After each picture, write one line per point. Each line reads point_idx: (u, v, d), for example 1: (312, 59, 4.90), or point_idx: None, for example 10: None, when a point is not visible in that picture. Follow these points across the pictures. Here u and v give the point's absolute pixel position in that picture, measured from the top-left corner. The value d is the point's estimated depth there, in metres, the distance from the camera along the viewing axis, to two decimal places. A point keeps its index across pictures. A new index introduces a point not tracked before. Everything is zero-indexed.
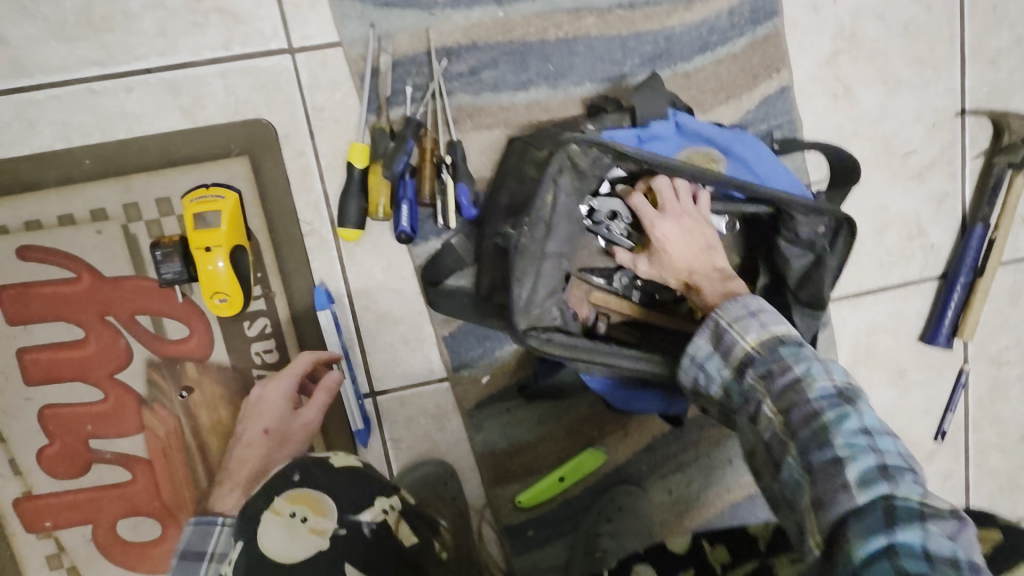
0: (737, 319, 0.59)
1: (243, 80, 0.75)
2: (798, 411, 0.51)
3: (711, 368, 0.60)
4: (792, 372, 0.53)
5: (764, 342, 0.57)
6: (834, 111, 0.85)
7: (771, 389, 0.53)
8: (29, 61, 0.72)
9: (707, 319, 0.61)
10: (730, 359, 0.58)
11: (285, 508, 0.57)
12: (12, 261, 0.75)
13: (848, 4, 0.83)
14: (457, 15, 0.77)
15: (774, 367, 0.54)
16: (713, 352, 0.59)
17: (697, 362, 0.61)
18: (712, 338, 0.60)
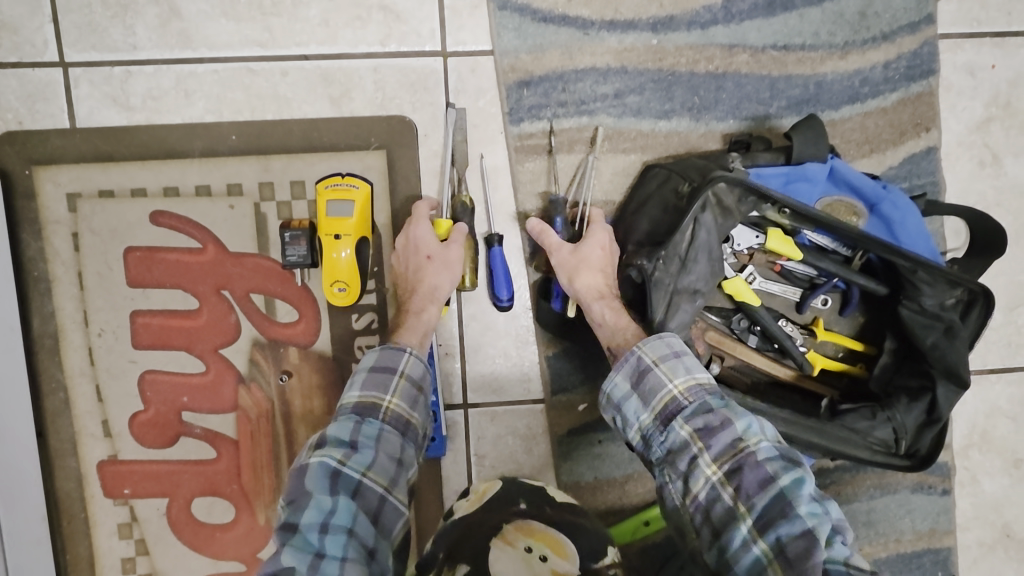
0: (662, 360, 0.63)
1: (394, 77, 0.76)
2: (728, 461, 0.57)
3: (629, 410, 0.65)
4: (731, 425, 0.58)
5: (691, 386, 0.62)
6: (979, 179, 0.82)
7: (708, 442, 0.58)
8: (197, 35, 0.74)
9: (631, 356, 0.65)
10: (654, 404, 0.63)
11: (519, 542, 0.60)
12: (144, 224, 0.76)
13: (1007, 72, 0.81)
14: (611, 38, 0.77)
15: (711, 417, 0.59)
16: (630, 393, 0.64)
17: (617, 404, 0.65)
18: (635, 379, 0.64)
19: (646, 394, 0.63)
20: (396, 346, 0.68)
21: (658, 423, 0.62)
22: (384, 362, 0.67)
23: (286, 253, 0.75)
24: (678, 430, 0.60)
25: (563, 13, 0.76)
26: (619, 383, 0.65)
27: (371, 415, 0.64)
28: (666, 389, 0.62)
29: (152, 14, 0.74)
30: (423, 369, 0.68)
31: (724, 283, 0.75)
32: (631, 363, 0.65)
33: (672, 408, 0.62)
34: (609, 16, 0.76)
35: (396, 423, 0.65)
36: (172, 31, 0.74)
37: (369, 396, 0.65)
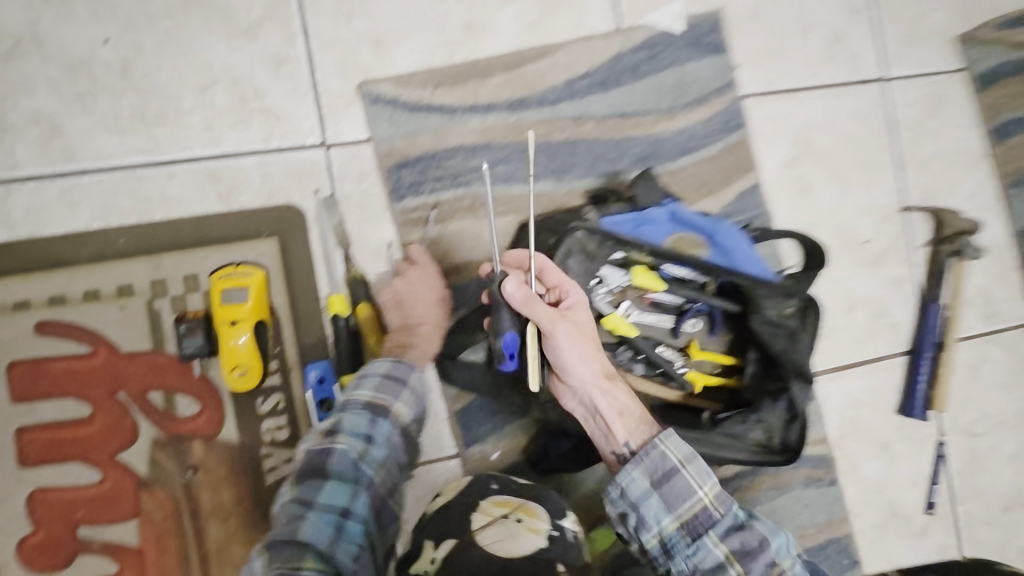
0: (697, 471, 0.67)
1: (280, 171, 0.82)
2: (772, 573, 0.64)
3: (650, 514, 0.67)
4: (767, 538, 0.65)
5: (717, 496, 0.67)
6: (798, 207, 0.99)
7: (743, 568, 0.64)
8: (80, 149, 0.78)
9: (653, 448, 0.69)
10: (678, 516, 0.66)
11: (497, 511, 0.68)
12: (29, 336, 0.75)
13: (801, 120, 0.99)
14: (475, 119, 0.87)
15: (747, 538, 0.65)
16: (650, 492, 0.67)
17: (638, 503, 0.68)
18: (662, 486, 0.67)
19: (672, 500, 0.67)
20: (407, 367, 0.74)
21: (684, 532, 0.66)
22: (399, 375, 0.73)
23: (183, 345, 0.76)
24: (710, 546, 0.65)
25: (429, 102, 0.86)
26: (636, 481, 0.68)
27: (382, 415, 0.70)
28: (697, 496, 0.67)
29: (32, 135, 0.77)
30: (425, 383, 0.76)
31: (602, 320, 0.83)
32: (655, 461, 0.68)
33: (700, 519, 0.66)
34: (470, 101, 0.87)
35: (403, 426, 0.72)
36: (54, 148, 0.77)
37: (383, 402, 0.71)
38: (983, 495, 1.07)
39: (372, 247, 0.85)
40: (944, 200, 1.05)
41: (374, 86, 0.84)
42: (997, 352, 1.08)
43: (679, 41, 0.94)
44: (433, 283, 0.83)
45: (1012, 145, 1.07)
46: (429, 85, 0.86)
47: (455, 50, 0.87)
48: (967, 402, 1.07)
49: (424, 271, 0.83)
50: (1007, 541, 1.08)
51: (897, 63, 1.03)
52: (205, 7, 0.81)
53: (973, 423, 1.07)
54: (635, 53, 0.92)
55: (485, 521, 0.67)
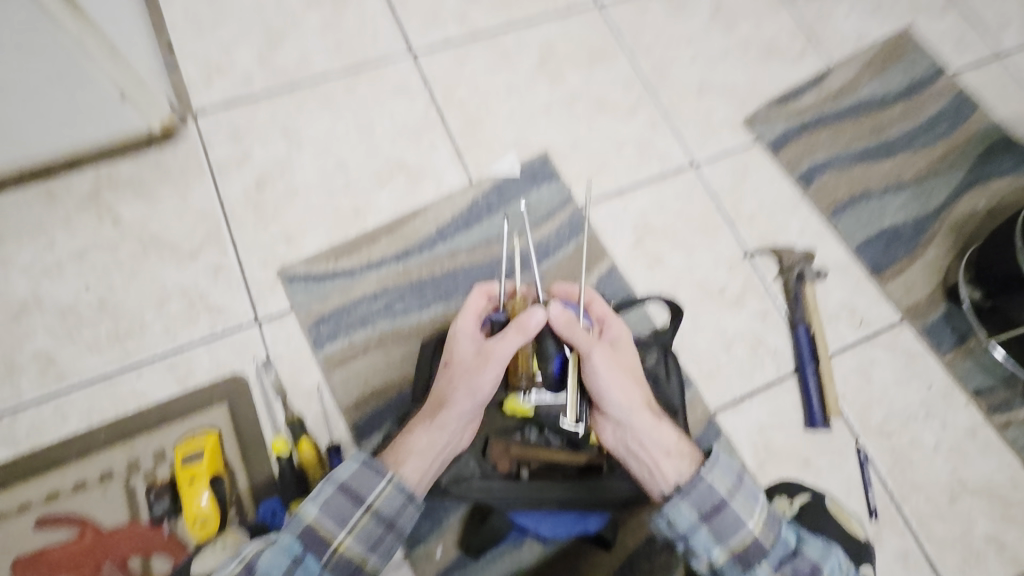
0: (740, 500, 0.74)
1: (224, 349, 1.05)
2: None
3: (700, 544, 0.74)
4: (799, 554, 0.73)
5: (766, 522, 0.74)
6: (654, 275, 1.19)
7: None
8: (69, 370, 1.01)
9: (698, 483, 0.75)
10: (729, 548, 0.73)
11: None
12: (30, 532, 0.92)
13: (636, 210, 1.23)
14: (371, 274, 1.12)
15: (797, 566, 0.72)
16: (699, 524, 0.74)
17: (685, 533, 0.75)
18: (705, 519, 0.74)
19: (725, 532, 0.73)
20: (376, 471, 0.76)
21: (733, 560, 0.73)
22: (363, 491, 0.75)
23: (154, 508, 0.93)
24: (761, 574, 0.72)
25: (334, 270, 1.11)
26: (683, 514, 0.75)
27: (315, 553, 0.71)
28: (752, 528, 0.73)
29: (33, 369, 1.00)
30: (390, 505, 0.76)
31: (509, 405, 0.88)
32: (704, 496, 0.74)
33: (751, 547, 0.73)
34: (366, 262, 1.12)
35: (354, 547, 0.73)
36: (50, 374, 1.00)
37: (327, 526, 0.72)
38: (923, 490, 1.11)
39: (304, 392, 1.03)
40: (779, 241, 1.25)
41: (290, 269, 1.10)
42: (882, 352, 1.19)
43: (519, 179, 1.21)
44: (488, 372, 0.80)
45: (818, 185, 1.30)
46: (332, 258, 1.12)
47: (348, 229, 1.15)
48: (871, 404, 1.15)
49: (469, 364, 0.82)
50: (969, 533, 1.09)
51: (700, 150, 1.30)
52: (159, 246, 1.10)
53: (885, 422, 1.15)
54: (487, 195, 1.19)
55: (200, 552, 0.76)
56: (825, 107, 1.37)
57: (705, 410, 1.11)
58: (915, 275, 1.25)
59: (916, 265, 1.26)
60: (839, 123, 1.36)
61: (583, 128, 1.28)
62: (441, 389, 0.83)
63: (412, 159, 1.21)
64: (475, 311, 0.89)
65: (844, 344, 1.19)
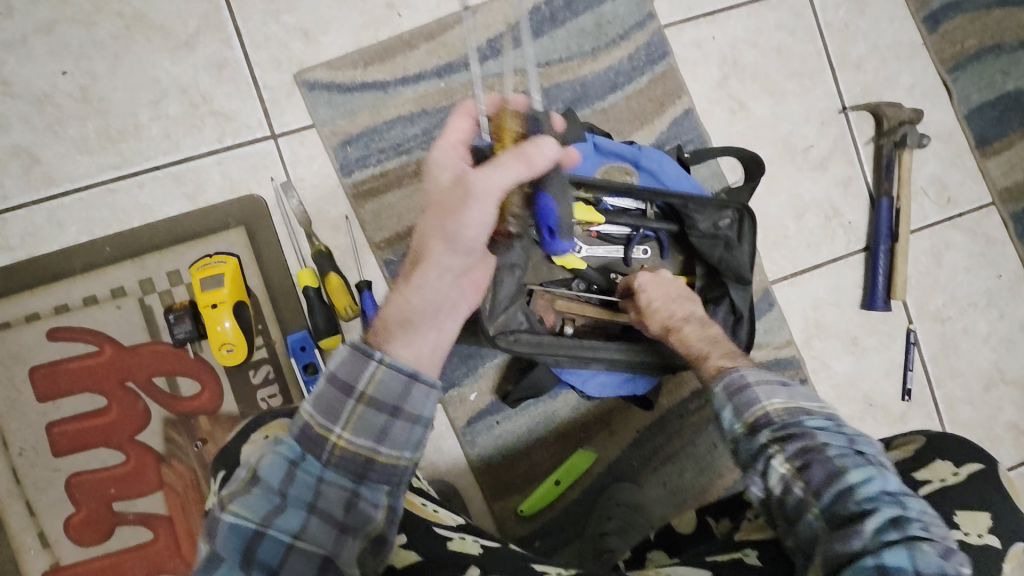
0: (765, 382, 0.65)
1: (237, 165, 0.90)
2: (830, 492, 0.57)
3: (727, 416, 0.66)
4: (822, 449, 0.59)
5: (788, 408, 0.63)
6: (734, 123, 1.01)
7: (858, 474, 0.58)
8: (57, 173, 0.87)
9: (730, 373, 0.68)
10: (746, 415, 0.64)
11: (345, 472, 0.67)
12: (43, 343, 0.86)
13: (726, 40, 1.01)
14: (407, 90, 0.94)
15: (814, 444, 0.60)
16: (726, 403, 0.66)
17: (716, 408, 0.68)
18: (734, 392, 0.66)
19: (742, 405, 0.65)
20: (363, 351, 0.55)
21: (750, 432, 0.63)
22: (355, 377, 0.55)
23: (175, 332, 0.86)
24: (763, 442, 0.62)
25: (362, 81, 0.93)
26: (719, 398, 0.67)
27: (314, 452, 0.54)
28: (761, 405, 0.63)
29: (15, 167, 0.86)
30: (388, 388, 0.55)
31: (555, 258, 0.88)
32: (734, 379, 0.67)
33: (762, 421, 0.63)
34: (400, 74, 0.93)
35: (360, 442, 0.54)
36: (36, 175, 0.87)
37: (320, 422, 0.54)
38: (961, 377, 1.09)
39: (331, 222, 0.92)
40: (883, 96, 1.06)
41: (310, 74, 0.92)
42: (961, 235, 1.09)
43: None
44: (471, 210, 0.60)
45: (945, 30, 1.07)
46: (360, 65, 0.93)
47: (379, 28, 0.93)
48: (935, 290, 1.08)
49: (443, 200, 0.60)
50: (993, 419, 1.10)
51: None
52: (146, 28, 0.89)
53: (943, 308, 1.09)
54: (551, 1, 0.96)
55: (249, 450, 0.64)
56: None
57: (763, 280, 1.03)
58: (1023, 152, 1.09)
59: None
60: None
61: None
62: (414, 237, 0.63)
63: None
64: (457, 137, 0.64)
65: (924, 223, 1.08)
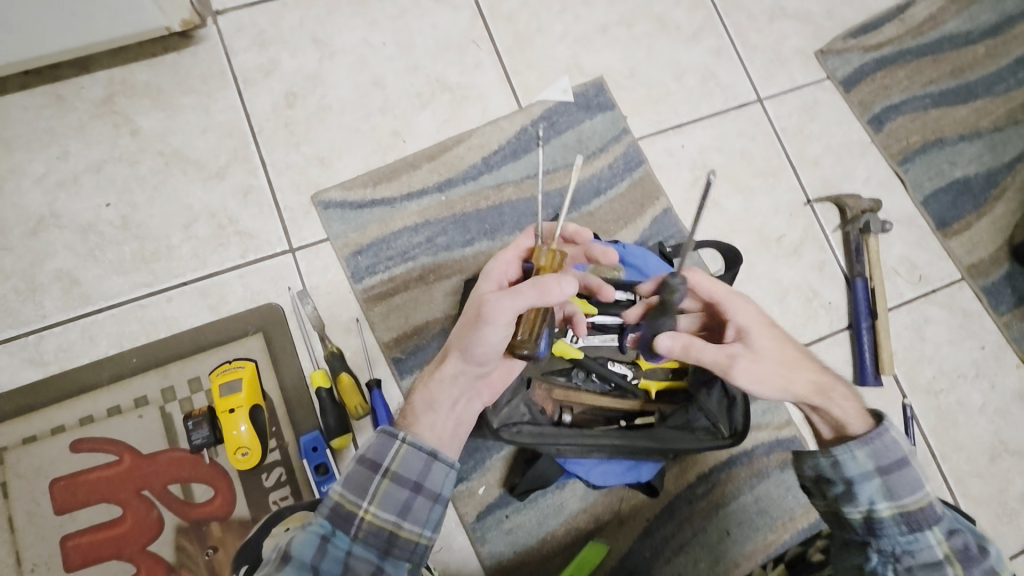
0: (912, 463, 0.63)
1: (257, 277, 0.99)
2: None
3: (865, 492, 0.63)
4: (987, 555, 0.59)
5: (939, 503, 0.62)
6: (710, 218, 1.11)
7: (970, 572, 0.58)
8: (95, 292, 0.95)
9: (874, 432, 0.65)
10: (900, 503, 0.62)
11: None
12: (65, 455, 0.89)
13: (694, 147, 1.14)
14: (412, 204, 1.04)
15: (972, 546, 0.60)
16: (873, 472, 0.63)
17: (858, 481, 0.64)
18: (869, 457, 0.64)
19: (893, 488, 0.63)
20: (391, 435, 0.66)
21: (899, 519, 0.62)
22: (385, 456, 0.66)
23: (193, 438, 0.89)
24: (930, 541, 0.60)
25: (371, 198, 1.04)
26: (856, 460, 0.64)
27: (343, 528, 0.63)
28: (926, 506, 0.61)
29: (56, 289, 0.95)
30: (410, 468, 0.65)
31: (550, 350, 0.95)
32: (886, 448, 0.64)
33: (921, 512, 0.61)
34: (406, 190, 1.05)
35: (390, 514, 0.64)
36: (74, 295, 0.95)
37: (351, 499, 0.64)
38: (964, 450, 1.10)
39: (343, 325, 0.99)
40: (843, 188, 1.17)
41: (325, 195, 1.03)
42: (938, 310, 1.15)
43: (571, 107, 1.12)
44: (487, 332, 0.67)
45: (889, 130, 1.20)
46: (369, 184, 1.04)
47: (386, 153, 1.06)
48: (923, 364, 1.12)
49: (469, 315, 0.70)
50: (1006, 492, 1.09)
51: (767, 83, 1.19)
52: (183, 163, 1.01)
53: (934, 381, 1.12)
54: (536, 123, 1.10)
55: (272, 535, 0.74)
56: (905, 41, 1.24)
57: None
58: (981, 231, 1.18)
59: (983, 220, 1.19)
60: (918, 60, 1.24)
61: (642, 52, 1.16)
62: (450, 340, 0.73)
63: (455, 78, 1.10)
64: (518, 255, 0.78)
65: (901, 299, 1.14)
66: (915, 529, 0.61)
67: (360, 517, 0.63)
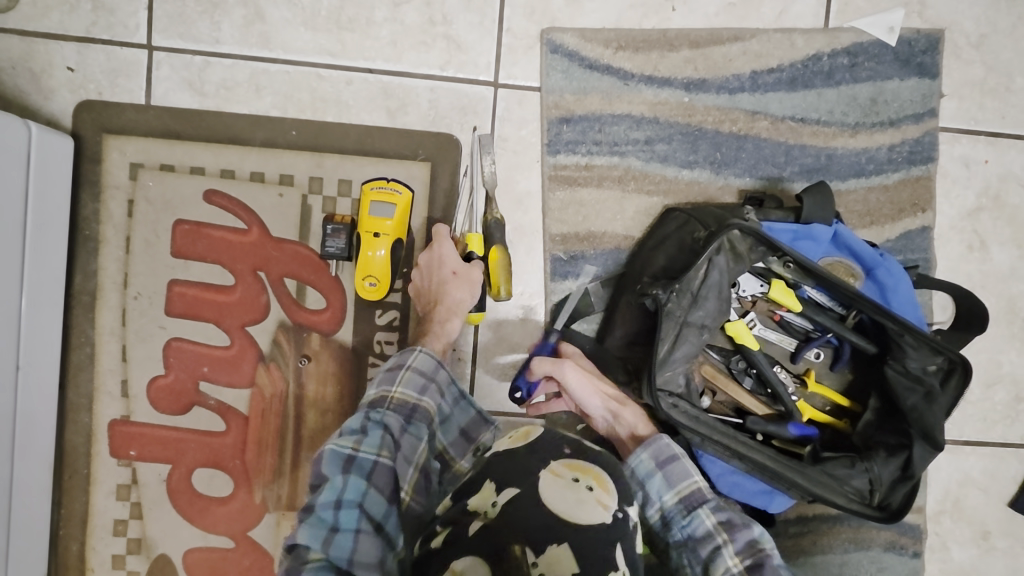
0: (660, 461, 0.70)
1: (448, 99, 0.84)
2: (748, 560, 0.64)
3: (651, 487, 0.70)
4: (751, 527, 0.66)
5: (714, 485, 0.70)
6: (967, 261, 0.90)
7: (732, 536, 0.66)
8: (276, 38, 0.82)
9: (648, 441, 0.72)
10: (677, 490, 0.69)
11: (565, 472, 0.59)
12: (197, 200, 0.82)
13: (999, 168, 0.89)
14: (648, 91, 0.85)
15: (733, 513, 0.67)
16: (654, 472, 0.70)
17: (640, 479, 0.71)
18: (656, 463, 0.71)
19: (674, 477, 0.70)
20: None
21: (682, 507, 0.69)
22: (380, 383, 0.69)
23: (326, 244, 0.80)
24: (704, 519, 0.67)
25: (607, 62, 0.84)
26: (642, 464, 0.71)
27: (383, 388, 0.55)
28: (678, 485, 0.69)
29: (238, 14, 0.81)
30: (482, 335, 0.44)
31: (726, 325, 0.81)
32: (661, 448, 0.71)
33: (697, 497, 0.68)
34: (648, 71, 0.85)
35: (690, 556, 0.67)
36: (254, 31, 0.81)
37: None
38: None
39: (515, 194, 0.85)
40: None
41: (559, 35, 0.83)
42: None
43: (887, 53, 0.86)
44: None
45: None
46: (611, 45, 0.84)
47: (647, 14, 0.84)
48: None
49: None
50: None
51: None
52: None
53: None
54: (836, 55, 0.85)
55: (553, 481, 0.58)
56: None
57: None
58: None
59: None
60: None
61: (1006, 22, 0.87)
62: None
63: None
64: None
65: None
66: (661, 470, 0.70)
67: None
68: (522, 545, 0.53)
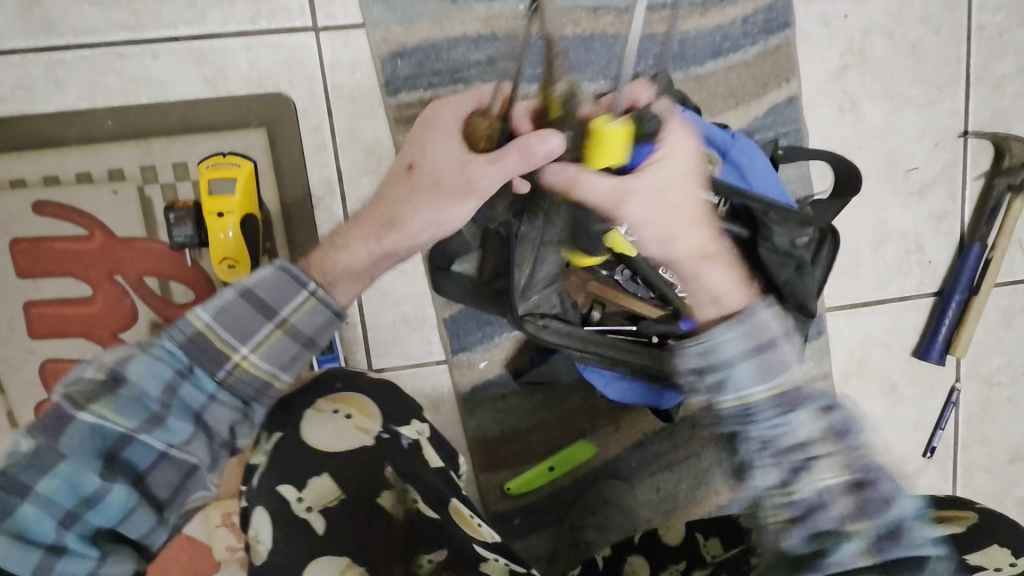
0: (753, 332, 0.52)
1: (268, 54, 0.78)
2: (856, 484, 0.49)
3: (739, 371, 0.51)
4: (858, 435, 0.51)
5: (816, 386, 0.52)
6: (840, 124, 0.88)
7: (841, 445, 0.50)
8: (61, 22, 0.74)
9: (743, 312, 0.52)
10: (775, 382, 0.51)
11: (326, 407, 0.60)
12: (27, 214, 0.77)
13: (860, 21, 0.86)
14: (480, 6, 0.79)
15: (841, 414, 0.51)
16: (747, 355, 0.51)
17: (727, 359, 0.52)
18: (749, 341, 0.51)
19: (768, 368, 0.51)
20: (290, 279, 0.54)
21: (776, 402, 0.50)
22: (221, 326, 0.53)
23: (174, 234, 0.76)
24: (803, 421, 0.50)
25: None
26: (731, 341, 0.52)
27: (205, 367, 0.52)
28: (742, 350, 0.51)
29: (11, 3, 0.73)
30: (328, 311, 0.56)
31: (609, 238, 0.75)
32: (760, 325, 0.53)
33: (796, 393, 0.51)
34: None
35: (768, 465, 0.50)
36: (35, 18, 0.74)
37: (222, 338, 0.53)
38: (989, 445, 1.01)
39: (364, 144, 0.81)
40: (1013, 127, 0.91)
41: None
42: None
43: None
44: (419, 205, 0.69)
45: None
46: None
47: None
48: (993, 352, 0.98)
49: None
50: (1007, 492, 1.03)
51: None
52: None
53: (995, 372, 0.99)
54: None
55: (315, 419, 0.59)
56: None
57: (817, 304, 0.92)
58: None
59: None
60: None
61: None
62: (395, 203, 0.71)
63: None
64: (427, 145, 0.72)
65: (1008, 277, 0.96)
66: (755, 352, 0.52)
67: (306, 292, 0.55)
68: (288, 486, 0.56)
